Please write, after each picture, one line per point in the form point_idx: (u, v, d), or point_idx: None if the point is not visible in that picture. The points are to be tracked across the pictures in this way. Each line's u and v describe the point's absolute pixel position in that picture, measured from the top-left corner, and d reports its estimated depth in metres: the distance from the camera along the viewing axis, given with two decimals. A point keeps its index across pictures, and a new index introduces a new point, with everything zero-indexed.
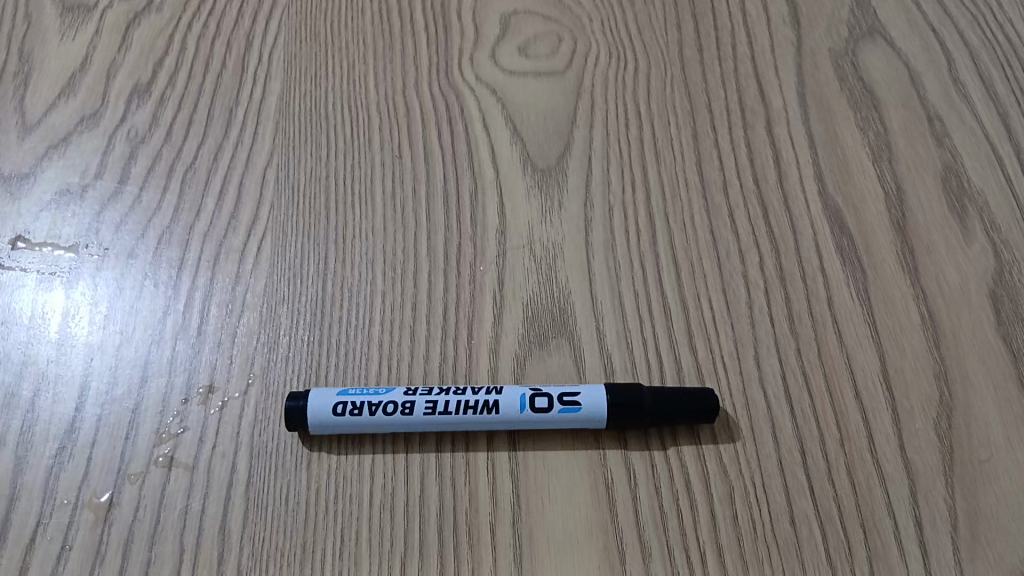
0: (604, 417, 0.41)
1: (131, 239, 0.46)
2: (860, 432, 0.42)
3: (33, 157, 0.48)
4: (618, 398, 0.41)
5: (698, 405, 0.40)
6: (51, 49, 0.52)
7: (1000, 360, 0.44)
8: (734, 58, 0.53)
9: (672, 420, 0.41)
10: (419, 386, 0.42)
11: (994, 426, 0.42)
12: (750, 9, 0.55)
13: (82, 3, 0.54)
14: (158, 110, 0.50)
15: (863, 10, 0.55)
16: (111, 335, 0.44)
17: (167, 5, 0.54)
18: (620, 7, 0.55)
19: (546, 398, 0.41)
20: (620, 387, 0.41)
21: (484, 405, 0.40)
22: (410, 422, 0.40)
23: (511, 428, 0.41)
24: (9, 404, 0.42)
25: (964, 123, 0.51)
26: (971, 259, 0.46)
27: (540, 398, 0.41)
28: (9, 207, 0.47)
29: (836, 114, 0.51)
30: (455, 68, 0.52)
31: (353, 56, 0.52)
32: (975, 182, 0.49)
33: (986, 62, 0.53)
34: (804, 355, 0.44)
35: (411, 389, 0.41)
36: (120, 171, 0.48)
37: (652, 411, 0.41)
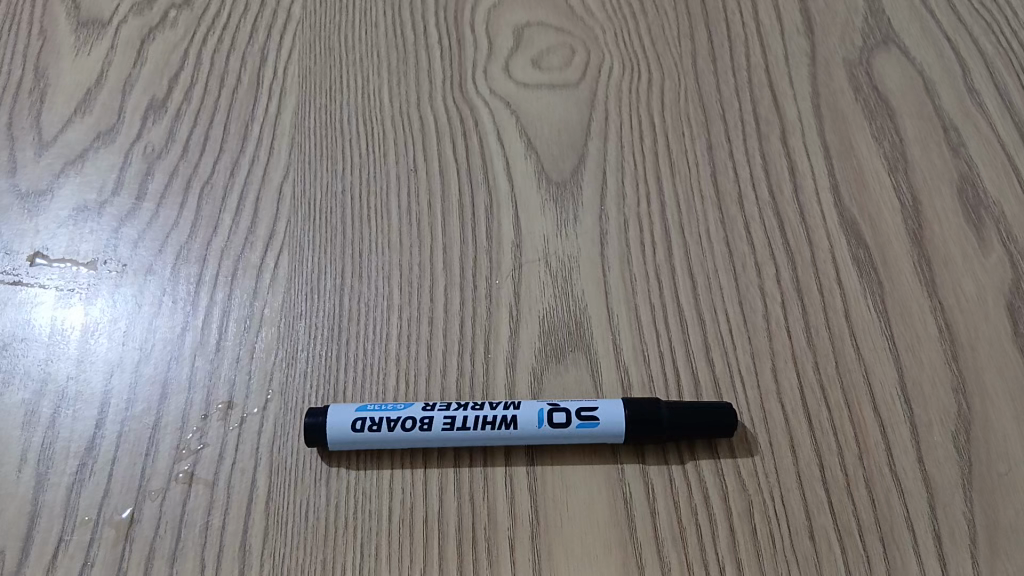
0: (622, 432, 0.41)
1: (149, 255, 0.46)
2: (879, 445, 0.42)
3: (50, 174, 0.49)
4: (636, 412, 0.41)
5: (716, 419, 0.40)
6: (66, 65, 0.52)
7: (1018, 372, 0.44)
8: (748, 69, 0.53)
9: (691, 435, 0.41)
10: (436, 402, 0.42)
11: (1013, 439, 0.42)
12: (763, 19, 0.55)
13: (97, 19, 0.54)
14: (174, 126, 0.50)
15: (877, 19, 0.55)
16: (130, 351, 0.44)
17: (181, 20, 0.54)
18: (633, 18, 0.55)
19: (563, 413, 0.41)
20: (637, 401, 0.41)
21: (501, 420, 0.40)
22: (428, 438, 0.40)
23: (529, 443, 0.41)
24: (30, 420, 0.42)
25: (979, 132, 0.51)
26: (988, 270, 0.46)
27: (558, 413, 0.41)
28: (26, 223, 0.47)
29: (850, 124, 0.51)
30: (469, 81, 0.52)
31: (367, 70, 0.53)
32: (991, 193, 0.49)
33: (1001, 70, 0.53)
34: (822, 368, 0.44)
35: (429, 404, 0.41)
36: (137, 187, 0.48)
37: (670, 426, 0.40)
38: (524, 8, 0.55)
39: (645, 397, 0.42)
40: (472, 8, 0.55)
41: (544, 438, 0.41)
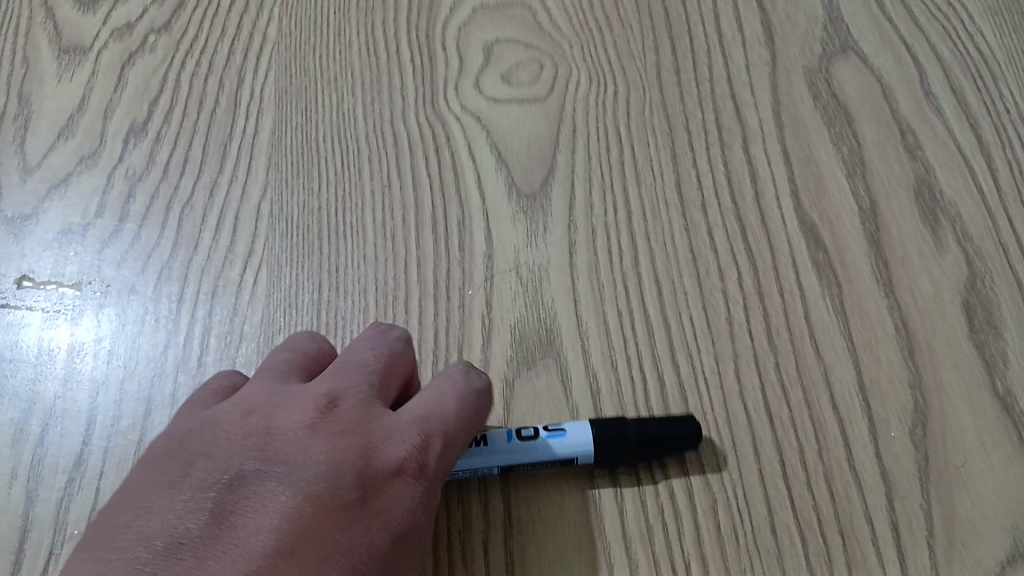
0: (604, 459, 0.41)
1: (132, 274, 0.48)
2: (838, 442, 0.43)
3: (35, 199, 0.50)
4: (600, 423, 0.42)
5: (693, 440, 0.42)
6: (49, 91, 0.54)
7: (974, 368, 0.45)
8: (711, 79, 0.55)
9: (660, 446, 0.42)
10: None
11: (969, 431, 0.43)
12: (725, 29, 0.57)
13: (78, 45, 0.56)
14: (154, 148, 0.52)
15: (836, 28, 0.57)
16: (114, 368, 0.45)
17: (161, 43, 0.55)
18: (600, 31, 0.56)
19: (531, 428, 0.42)
20: (605, 421, 0.42)
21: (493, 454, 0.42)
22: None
23: (504, 462, 0.41)
24: (20, 439, 0.44)
25: (936, 135, 0.53)
26: (944, 269, 0.48)
27: (526, 430, 0.42)
28: (13, 247, 0.49)
29: (810, 131, 0.53)
30: (441, 97, 0.54)
31: (342, 89, 0.54)
32: (948, 194, 0.51)
33: (958, 74, 0.55)
34: (783, 368, 0.45)
35: None
36: (120, 210, 0.50)
37: (647, 455, 0.42)
38: (493, 24, 0.56)
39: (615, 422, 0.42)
40: (443, 26, 0.56)
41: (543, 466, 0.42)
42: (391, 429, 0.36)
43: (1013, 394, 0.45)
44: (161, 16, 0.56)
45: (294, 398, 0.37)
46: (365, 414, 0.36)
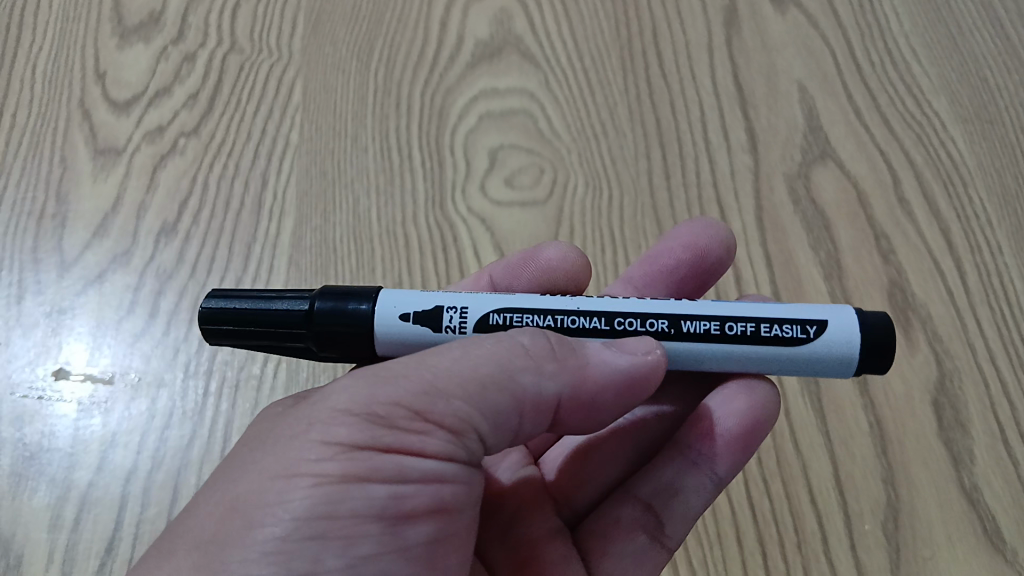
0: (386, 288, 0.38)
1: (160, 368, 0.52)
2: (815, 534, 0.47)
3: (70, 295, 0.54)
4: (422, 314, 0.37)
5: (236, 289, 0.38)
6: (86, 191, 0.58)
7: (942, 464, 0.49)
8: (698, 184, 0.59)
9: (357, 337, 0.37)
10: (639, 324, 0.37)
11: (936, 526, 0.47)
12: (711, 135, 0.61)
13: (112, 145, 0.60)
14: (184, 248, 0.56)
15: (815, 135, 0.61)
16: (144, 458, 0.49)
17: (190, 147, 0.60)
18: (596, 138, 0.61)
19: (485, 317, 0.37)
20: (426, 313, 0.37)
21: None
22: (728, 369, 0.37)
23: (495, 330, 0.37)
24: (56, 525, 0.47)
25: (908, 239, 0.57)
26: (915, 368, 0.52)
27: (489, 318, 0.37)
28: (51, 340, 0.53)
29: (790, 235, 0.57)
30: (448, 200, 0.58)
31: (358, 192, 0.58)
32: (919, 295, 0.55)
33: (929, 179, 0.59)
34: (765, 464, 0.49)
35: (647, 321, 0.37)
36: (151, 307, 0.54)
37: (321, 292, 0.38)
38: (498, 131, 0.61)
39: (363, 333, 0.37)
40: (451, 131, 0.61)
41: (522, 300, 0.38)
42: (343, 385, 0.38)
43: (979, 487, 0.48)
44: (190, 119, 0.61)
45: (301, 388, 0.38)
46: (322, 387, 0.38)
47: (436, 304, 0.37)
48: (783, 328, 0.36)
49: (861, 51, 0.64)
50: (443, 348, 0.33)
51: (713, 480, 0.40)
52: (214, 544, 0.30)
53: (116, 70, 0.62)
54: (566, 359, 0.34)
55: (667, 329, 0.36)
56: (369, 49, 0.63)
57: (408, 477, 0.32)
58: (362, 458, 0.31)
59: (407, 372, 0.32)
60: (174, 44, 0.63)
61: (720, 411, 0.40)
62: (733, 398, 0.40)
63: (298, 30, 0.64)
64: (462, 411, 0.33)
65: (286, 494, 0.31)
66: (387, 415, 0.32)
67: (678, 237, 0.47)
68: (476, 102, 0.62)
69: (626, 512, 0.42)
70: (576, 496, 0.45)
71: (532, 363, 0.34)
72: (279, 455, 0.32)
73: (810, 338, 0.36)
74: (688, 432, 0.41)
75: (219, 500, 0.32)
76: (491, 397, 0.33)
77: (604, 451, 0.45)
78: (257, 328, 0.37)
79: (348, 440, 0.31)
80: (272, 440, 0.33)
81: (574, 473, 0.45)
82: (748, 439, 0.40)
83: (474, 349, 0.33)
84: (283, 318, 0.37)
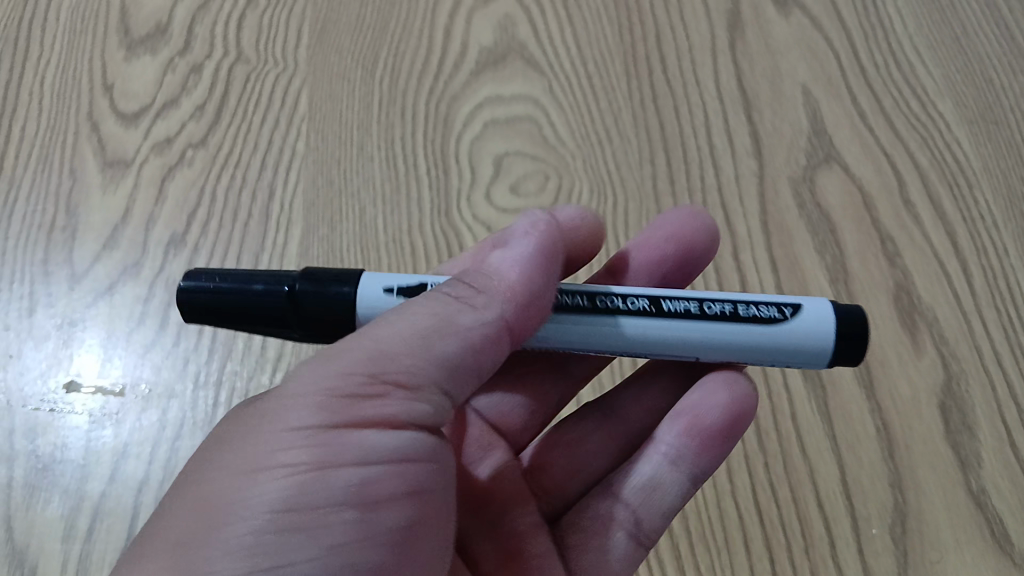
0: (366, 271, 0.41)
1: (170, 379, 0.52)
2: (822, 538, 0.47)
3: (81, 307, 0.55)
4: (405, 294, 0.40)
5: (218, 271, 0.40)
6: (95, 203, 0.58)
7: (949, 468, 0.49)
8: (703, 189, 0.59)
9: (338, 315, 0.39)
10: (622, 303, 0.39)
11: (943, 529, 0.47)
12: (716, 140, 0.61)
13: (121, 157, 0.60)
14: (192, 259, 0.56)
15: (820, 138, 0.61)
16: (155, 469, 0.50)
17: (197, 158, 0.60)
18: (601, 144, 0.61)
19: None
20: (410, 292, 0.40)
21: (626, 348, 0.40)
22: (704, 347, 0.39)
23: None
24: (70, 535, 0.48)
25: (914, 242, 0.57)
26: (922, 371, 0.52)
27: None
28: (62, 352, 0.53)
29: (795, 239, 0.57)
30: (454, 208, 0.58)
31: (364, 201, 0.58)
32: (925, 298, 0.55)
33: (935, 182, 0.59)
34: (772, 469, 0.49)
35: (629, 299, 0.39)
36: (161, 317, 0.54)
37: (302, 273, 0.40)
38: (503, 138, 0.61)
39: (344, 314, 0.39)
40: (456, 139, 0.61)
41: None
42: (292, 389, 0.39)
43: (986, 491, 0.48)
44: (197, 130, 0.61)
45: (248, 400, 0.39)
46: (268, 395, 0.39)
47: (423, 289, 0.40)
48: (761, 309, 0.38)
49: (865, 53, 0.64)
50: (377, 321, 0.35)
51: (692, 474, 0.42)
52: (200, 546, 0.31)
53: (124, 82, 0.63)
54: (503, 295, 0.37)
55: (647, 307, 0.39)
56: (374, 58, 0.64)
57: (374, 451, 0.33)
58: (324, 439, 0.32)
59: (340, 348, 0.34)
60: (181, 55, 0.64)
61: (705, 410, 0.42)
62: (716, 391, 0.42)
63: (304, 40, 0.64)
64: (410, 371, 0.34)
65: (260, 489, 0.31)
66: (337, 395, 0.33)
67: (658, 232, 0.48)
68: (481, 109, 0.62)
69: (605, 505, 0.43)
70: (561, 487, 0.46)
71: (476, 312, 0.36)
72: (241, 454, 0.33)
73: (787, 318, 0.38)
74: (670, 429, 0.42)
75: (196, 500, 0.32)
76: (434, 344, 0.34)
77: (593, 443, 0.46)
78: (239, 306, 0.39)
79: (307, 425, 0.32)
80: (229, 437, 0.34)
81: (565, 465, 0.46)
82: (729, 431, 0.42)
83: (411, 313, 0.35)
84: (265, 297, 0.39)
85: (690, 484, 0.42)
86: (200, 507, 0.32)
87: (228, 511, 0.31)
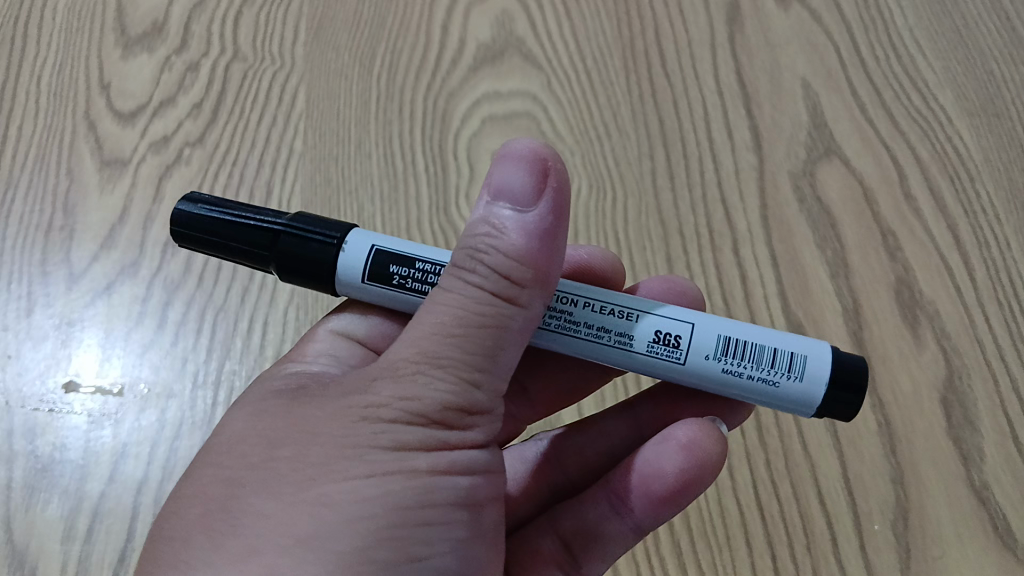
0: (358, 227, 0.40)
1: (168, 378, 0.52)
2: (823, 534, 0.47)
3: (79, 307, 0.54)
4: (384, 256, 0.39)
5: (219, 198, 0.40)
6: (92, 203, 0.58)
7: (951, 463, 0.49)
8: (703, 184, 0.59)
9: (313, 260, 0.39)
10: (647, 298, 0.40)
11: (946, 524, 0.47)
12: (715, 134, 0.60)
13: (119, 156, 0.60)
14: (190, 258, 0.56)
15: (820, 131, 0.61)
16: (154, 469, 0.50)
17: (195, 157, 0.60)
18: (600, 140, 0.60)
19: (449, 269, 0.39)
20: (391, 254, 0.39)
21: (621, 305, 0.38)
22: (702, 319, 0.37)
23: None
24: (70, 536, 0.48)
25: (915, 236, 0.56)
26: (923, 366, 0.52)
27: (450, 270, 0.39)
28: (60, 352, 0.53)
29: (795, 234, 0.57)
30: (452, 205, 0.58)
31: (363, 198, 0.58)
32: (927, 292, 0.54)
33: (936, 174, 0.59)
34: (773, 465, 0.49)
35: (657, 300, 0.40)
36: (159, 316, 0.54)
37: (294, 217, 0.39)
38: (500, 134, 0.61)
39: (325, 267, 0.39)
40: (454, 135, 0.61)
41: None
42: (314, 385, 0.37)
43: (988, 485, 0.48)
44: (194, 128, 0.61)
45: (269, 394, 0.37)
46: (293, 390, 0.37)
47: (408, 252, 0.39)
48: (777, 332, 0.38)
49: (865, 45, 0.64)
50: (442, 317, 0.34)
51: (635, 526, 0.42)
52: (299, 546, 0.31)
53: (121, 81, 0.63)
54: (522, 242, 0.34)
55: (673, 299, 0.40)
56: (371, 55, 0.63)
57: (457, 467, 0.35)
58: (416, 456, 0.34)
59: (425, 355, 0.33)
60: (178, 53, 0.64)
61: (658, 465, 0.40)
62: (666, 453, 0.40)
63: (301, 37, 0.64)
64: (496, 386, 0.35)
65: (359, 497, 0.33)
66: (429, 411, 0.34)
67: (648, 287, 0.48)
68: (479, 105, 0.62)
69: (546, 543, 0.45)
70: (527, 494, 0.49)
71: (510, 286, 0.34)
72: (329, 461, 0.33)
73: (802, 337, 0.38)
74: (621, 478, 0.42)
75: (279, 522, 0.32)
76: (509, 355, 0.35)
77: (570, 462, 0.48)
78: (229, 243, 0.39)
79: (398, 440, 0.34)
80: (309, 440, 0.34)
81: (537, 479, 0.49)
82: (673, 495, 0.41)
83: (468, 302, 0.34)
84: (251, 230, 0.39)
85: (633, 533, 0.43)
86: (286, 506, 0.32)
87: (324, 516, 0.32)
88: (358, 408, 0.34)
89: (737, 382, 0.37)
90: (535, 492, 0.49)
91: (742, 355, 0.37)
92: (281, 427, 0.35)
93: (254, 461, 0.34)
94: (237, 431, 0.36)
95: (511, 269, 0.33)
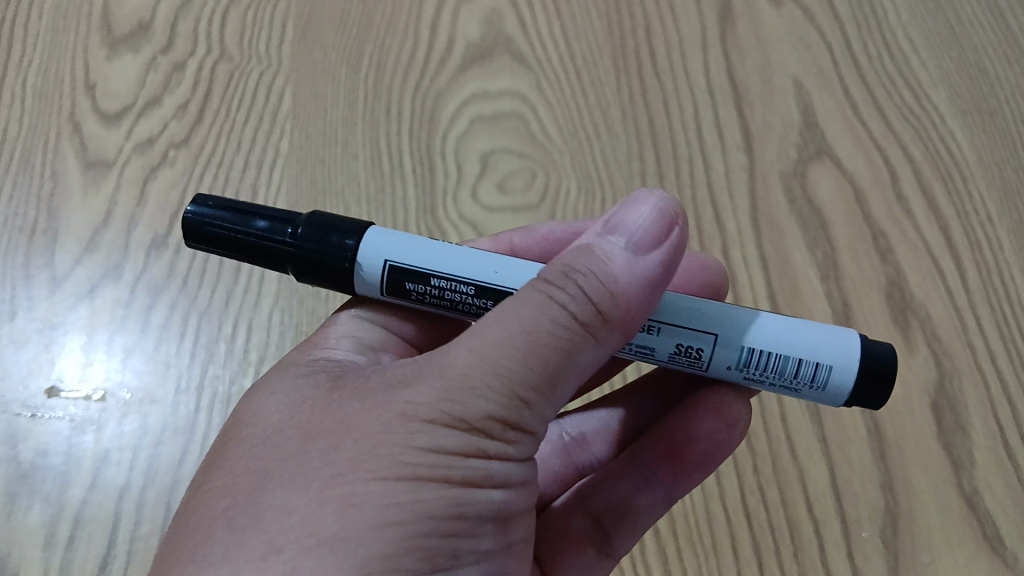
0: (370, 231, 0.38)
1: (151, 385, 0.52)
2: (812, 542, 0.47)
3: (61, 311, 0.54)
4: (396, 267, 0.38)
5: (228, 200, 0.39)
6: (76, 205, 0.58)
7: (941, 468, 0.48)
8: (692, 185, 0.58)
9: (327, 271, 0.38)
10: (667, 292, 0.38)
11: (935, 531, 0.47)
12: (705, 135, 0.60)
13: (102, 158, 0.59)
14: (173, 261, 0.56)
15: (811, 131, 0.60)
16: (136, 475, 0.49)
17: (179, 158, 0.59)
18: (588, 140, 0.60)
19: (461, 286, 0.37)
20: (402, 266, 0.38)
21: None
22: (725, 330, 0.36)
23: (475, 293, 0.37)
24: (51, 542, 0.48)
25: (906, 237, 0.56)
26: (914, 369, 0.51)
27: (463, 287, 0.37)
28: (43, 358, 0.52)
29: (786, 235, 0.56)
30: (439, 207, 0.58)
31: (349, 199, 0.58)
32: (918, 295, 0.54)
33: (928, 175, 0.58)
34: (761, 471, 0.49)
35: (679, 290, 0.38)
36: (142, 320, 0.54)
37: (309, 219, 0.38)
38: (488, 134, 0.60)
39: (342, 270, 0.38)
40: (442, 135, 0.60)
41: (517, 267, 0.38)
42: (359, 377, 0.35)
43: (978, 491, 0.48)
44: (179, 130, 0.60)
45: (307, 387, 0.36)
46: (337, 382, 0.36)
47: (421, 265, 0.38)
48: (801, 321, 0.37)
49: (858, 44, 0.63)
50: (514, 328, 0.32)
51: (666, 495, 0.43)
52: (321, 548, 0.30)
53: (105, 82, 0.62)
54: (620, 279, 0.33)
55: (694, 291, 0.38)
56: (358, 54, 0.63)
57: (493, 481, 0.33)
58: (452, 464, 0.32)
59: (486, 363, 0.32)
60: (163, 53, 0.63)
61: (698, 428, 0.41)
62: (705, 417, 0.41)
63: (287, 36, 0.64)
64: (545, 411, 0.33)
65: (385, 501, 0.31)
66: (474, 420, 0.32)
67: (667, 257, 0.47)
68: (467, 105, 0.61)
69: (575, 522, 0.44)
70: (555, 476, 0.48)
71: (594, 316, 0.32)
72: (362, 458, 0.31)
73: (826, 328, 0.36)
74: (652, 447, 0.43)
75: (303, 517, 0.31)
76: (568, 385, 0.33)
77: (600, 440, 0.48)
78: (241, 248, 0.38)
79: (437, 444, 0.32)
80: (345, 435, 0.32)
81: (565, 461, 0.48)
82: (707, 458, 0.42)
83: (547, 319, 0.32)
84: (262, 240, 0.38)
85: (665, 502, 0.43)
86: (313, 502, 0.31)
87: (349, 518, 0.31)
88: (399, 405, 0.32)
89: (760, 385, 0.37)
90: (561, 472, 0.48)
91: (764, 364, 0.36)
92: (318, 422, 0.33)
93: (285, 454, 0.33)
94: (273, 421, 0.35)
95: (601, 299, 0.32)
